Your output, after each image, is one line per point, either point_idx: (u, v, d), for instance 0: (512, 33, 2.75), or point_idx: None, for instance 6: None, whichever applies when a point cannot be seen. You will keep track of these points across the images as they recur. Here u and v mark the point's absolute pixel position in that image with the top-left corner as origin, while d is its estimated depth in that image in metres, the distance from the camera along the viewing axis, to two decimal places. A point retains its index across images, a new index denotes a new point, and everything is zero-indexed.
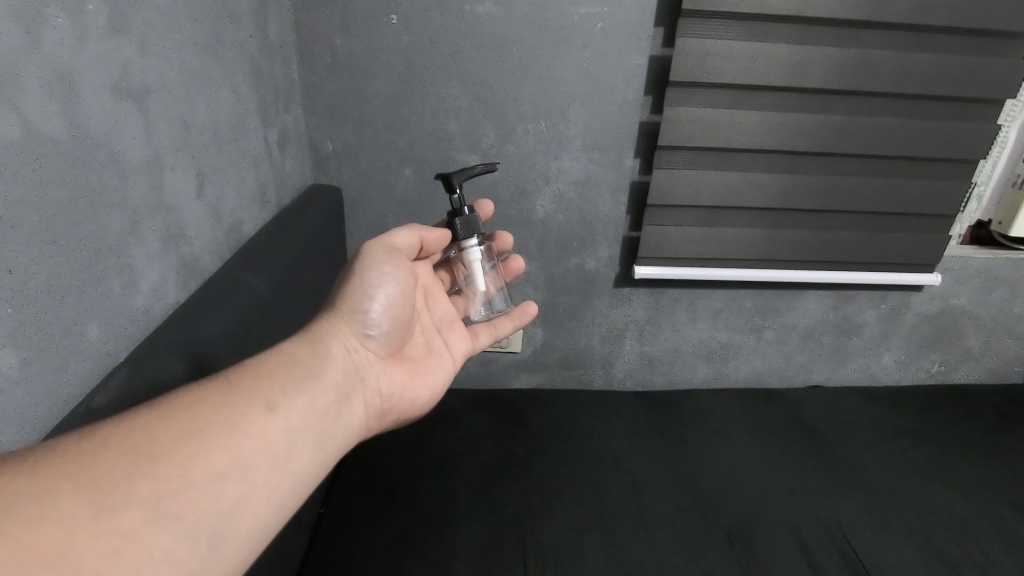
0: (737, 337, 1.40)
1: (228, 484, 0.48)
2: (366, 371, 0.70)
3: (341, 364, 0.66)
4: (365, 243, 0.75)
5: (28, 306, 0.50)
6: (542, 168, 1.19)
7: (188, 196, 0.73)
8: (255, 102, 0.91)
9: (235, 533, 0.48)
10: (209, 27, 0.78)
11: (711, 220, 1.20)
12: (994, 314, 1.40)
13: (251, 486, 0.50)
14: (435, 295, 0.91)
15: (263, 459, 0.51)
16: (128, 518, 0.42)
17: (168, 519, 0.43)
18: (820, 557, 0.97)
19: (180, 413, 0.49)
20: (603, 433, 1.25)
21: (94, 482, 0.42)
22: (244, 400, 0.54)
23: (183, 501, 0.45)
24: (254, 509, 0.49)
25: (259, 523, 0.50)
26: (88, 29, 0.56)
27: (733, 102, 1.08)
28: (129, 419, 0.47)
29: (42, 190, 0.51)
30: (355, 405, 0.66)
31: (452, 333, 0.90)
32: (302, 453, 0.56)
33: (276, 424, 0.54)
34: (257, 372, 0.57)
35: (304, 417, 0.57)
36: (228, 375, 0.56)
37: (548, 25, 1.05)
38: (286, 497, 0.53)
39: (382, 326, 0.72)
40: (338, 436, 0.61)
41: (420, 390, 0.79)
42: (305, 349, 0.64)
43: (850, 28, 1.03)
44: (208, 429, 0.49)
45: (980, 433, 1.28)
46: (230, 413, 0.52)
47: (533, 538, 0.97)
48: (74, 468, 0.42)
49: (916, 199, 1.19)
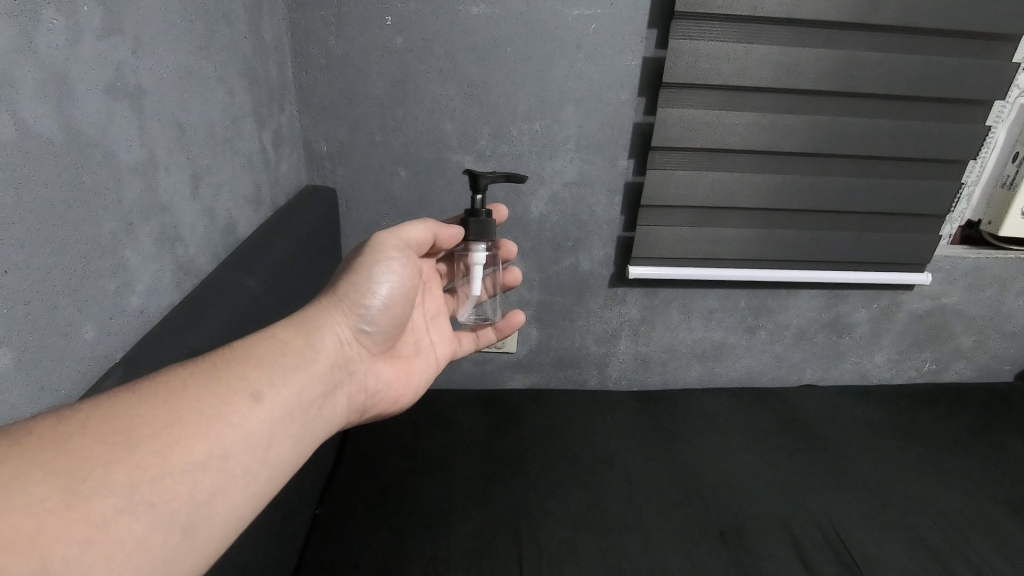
0: (730, 336, 1.41)
1: (207, 474, 0.48)
2: (354, 365, 0.70)
3: (331, 357, 0.66)
4: (375, 235, 0.74)
5: (23, 307, 0.50)
6: (536, 169, 1.19)
7: (182, 197, 0.73)
8: (249, 103, 0.91)
9: (209, 523, 0.48)
10: (204, 28, 0.78)
11: (704, 220, 1.20)
12: (984, 313, 1.42)
13: (228, 476, 0.50)
14: (430, 292, 0.91)
15: (243, 449, 0.52)
16: (103, 506, 0.41)
17: (143, 508, 0.43)
18: (813, 554, 0.97)
19: (163, 400, 0.49)
20: (598, 432, 1.25)
21: (70, 467, 0.42)
22: (230, 388, 0.53)
23: (160, 490, 0.44)
24: (229, 500, 0.50)
25: (233, 513, 0.50)
26: (83, 29, 0.55)
27: (726, 103, 1.08)
28: (108, 404, 0.47)
29: (37, 191, 0.51)
30: (338, 398, 0.67)
31: (439, 333, 0.91)
32: (282, 445, 0.56)
33: (259, 415, 0.54)
34: (246, 361, 0.57)
35: (288, 409, 0.57)
36: (217, 362, 0.55)
37: (542, 27, 1.06)
38: (260, 489, 0.53)
39: (378, 321, 0.72)
40: (317, 428, 0.62)
41: (402, 387, 0.79)
42: (298, 339, 0.63)
43: (842, 30, 1.04)
44: (191, 417, 0.49)
45: (969, 431, 1.30)
46: (215, 401, 0.52)
47: (528, 536, 0.98)
48: (50, 454, 0.42)
49: (906, 199, 1.20)
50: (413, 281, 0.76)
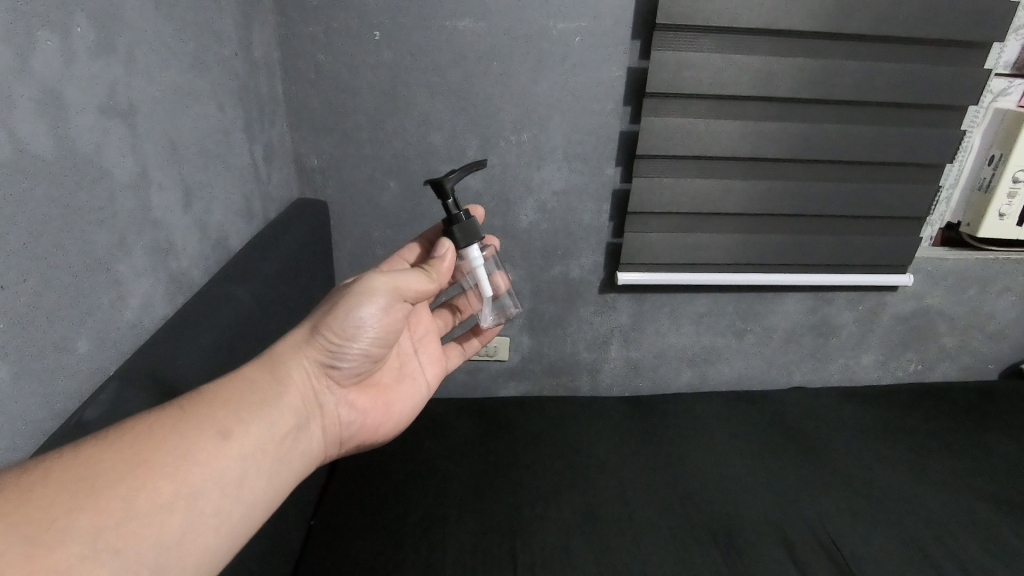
0: (719, 340, 1.43)
1: (174, 515, 0.50)
2: (329, 399, 0.71)
3: (302, 391, 0.67)
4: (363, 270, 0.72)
5: (19, 322, 0.50)
6: (525, 179, 1.21)
7: (175, 212, 0.74)
8: (240, 118, 0.92)
9: (178, 563, 0.50)
10: (195, 45, 0.79)
11: (690, 226, 1.23)
12: (967, 313, 1.44)
13: (196, 516, 0.52)
14: (416, 313, 0.91)
15: (211, 490, 0.53)
16: (66, 555, 0.43)
17: (107, 554, 0.45)
18: (804, 554, 0.99)
19: (129, 442, 0.51)
20: (590, 438, 1.26)
21: (32, 516, 0.43)
22: (198, 429, 0.55)
23: (123, 535, 0.46)
24: (198, 540, 0.52)
25: (204, 553, 0.52)
26: (76, 50, 0.57)
27: (709, 112, 1.11)
28: (76, 449, 0.48)
29: (32, 208, 0.51)
30: (314, 433, 0.68)
31: (429, 355, 0.91)
32: (255, 481, 0.57)
33: (228, 454, 0.56)
34: (215, 400, 0.58)
35: (258, 446, 0.59)
36: (186, 403, 0.56)
37: (528, 40, 1.08)
38: (233, 526, 0.55)
39: (354, 356, 0.72)
40: (292, 463, 0.63)
41: (385, 417, 0.80)
42: (268, 376, 0.64)
43: (818, 40, 1.07)
44: (157, 461, 0.51)
45: (955, 428, 1.32)
46: (182, 443, 0.53)
47: (522, 541, 0.99)
48: (14, 505, 0.43)
49: (887, 203, 1.23)
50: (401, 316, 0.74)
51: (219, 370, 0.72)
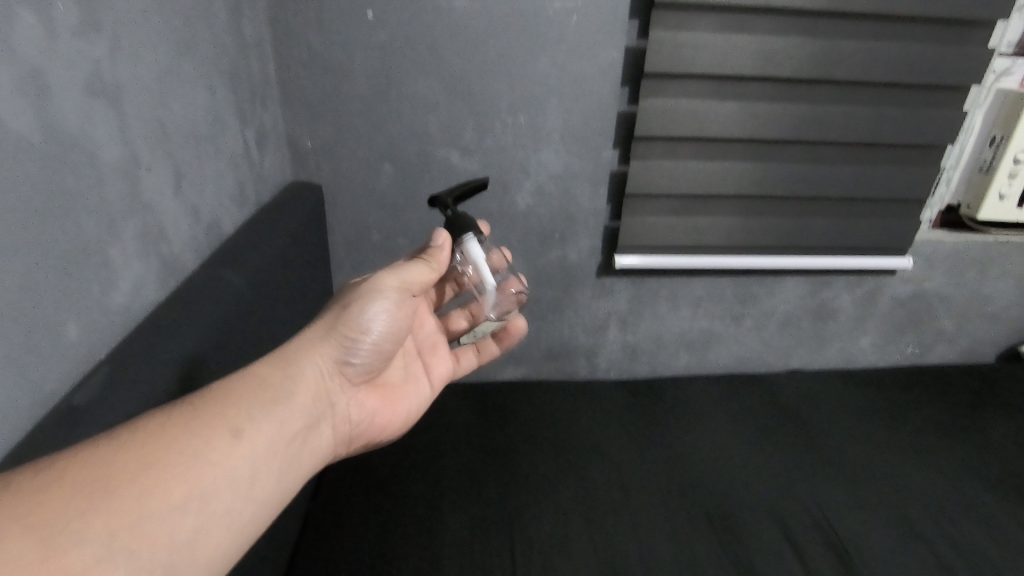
0: (717, 324, 1.43)
1: (186, 516, 0.50)
2: (338, 398, 0.71)
3: (313, 390, 0.67)
4: (372, 273, 0.74)
5: (6, 306, 0.50)
6: (522, 160, 1.20)
7: (165, 196, 0.73)
8: (231, 100, 0.91)
9: (190, 563, 0.50)
10: (183, 25, 0.77)
11: (689, 209, 1.21)
12: (965, 295, 1.44)
13: (208, 516, 0.52)
14: (422, 315, 0.92)
15: (224, 490, 0.54)
16: (80, 556, 0.43)
17: (119, 556, 0.45)
18: (800, 536, 0.99)
19: (141, 441, 0.51)
20: (588, 422, 1.26)
21: (45, 516, 0.43)
22: (210, 429, 0.55)
23: (136, 536, 0.46)
24: (211, 539, 0.52)
25: (215, 554, 0.52)
26: (58, 28, 0.55)
27: (709, 93, 1.10)
28: (86, 448, 0.48)
29: (15, 190, 0.50)
30: (322, 432, 0.68)
31: (436, 355, 0.93)
32: (265, 481, 0.58)
33: (240, 454, 0.56)
34: (226, 398, 0.58)
35: (269, 446, 0.59)
36: (197, 401, 0.57)
37: (524, 19, 1.06)
38: (242, 527, 0.55)
39: (365, 355, 0.73)
40: (301, 463, 0.63)
41: (391, 416, 0.81)
42: (278, 375, 0.64)
43: (820, 19, 1.06)
44: (169, 460, 0.51)
45: (951, 410, 1.33)
46: (194, 443, 0.53)
47: (520, 525, 0.99)
48: (27, 506, 0.43)
49: (888, 184, 1.22)
50: (407, 318, 0.76)
51: (214, 356, 0.71)
